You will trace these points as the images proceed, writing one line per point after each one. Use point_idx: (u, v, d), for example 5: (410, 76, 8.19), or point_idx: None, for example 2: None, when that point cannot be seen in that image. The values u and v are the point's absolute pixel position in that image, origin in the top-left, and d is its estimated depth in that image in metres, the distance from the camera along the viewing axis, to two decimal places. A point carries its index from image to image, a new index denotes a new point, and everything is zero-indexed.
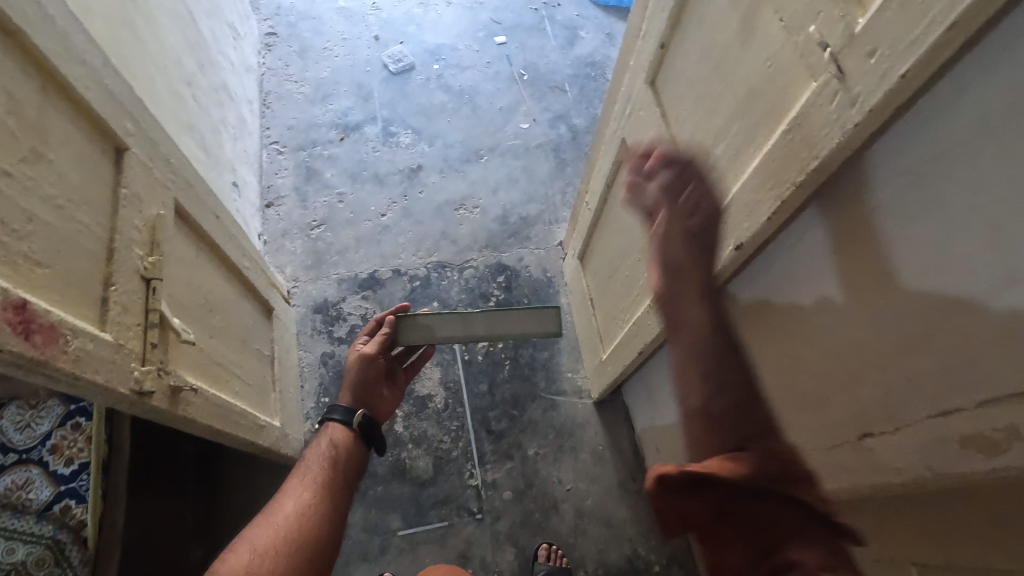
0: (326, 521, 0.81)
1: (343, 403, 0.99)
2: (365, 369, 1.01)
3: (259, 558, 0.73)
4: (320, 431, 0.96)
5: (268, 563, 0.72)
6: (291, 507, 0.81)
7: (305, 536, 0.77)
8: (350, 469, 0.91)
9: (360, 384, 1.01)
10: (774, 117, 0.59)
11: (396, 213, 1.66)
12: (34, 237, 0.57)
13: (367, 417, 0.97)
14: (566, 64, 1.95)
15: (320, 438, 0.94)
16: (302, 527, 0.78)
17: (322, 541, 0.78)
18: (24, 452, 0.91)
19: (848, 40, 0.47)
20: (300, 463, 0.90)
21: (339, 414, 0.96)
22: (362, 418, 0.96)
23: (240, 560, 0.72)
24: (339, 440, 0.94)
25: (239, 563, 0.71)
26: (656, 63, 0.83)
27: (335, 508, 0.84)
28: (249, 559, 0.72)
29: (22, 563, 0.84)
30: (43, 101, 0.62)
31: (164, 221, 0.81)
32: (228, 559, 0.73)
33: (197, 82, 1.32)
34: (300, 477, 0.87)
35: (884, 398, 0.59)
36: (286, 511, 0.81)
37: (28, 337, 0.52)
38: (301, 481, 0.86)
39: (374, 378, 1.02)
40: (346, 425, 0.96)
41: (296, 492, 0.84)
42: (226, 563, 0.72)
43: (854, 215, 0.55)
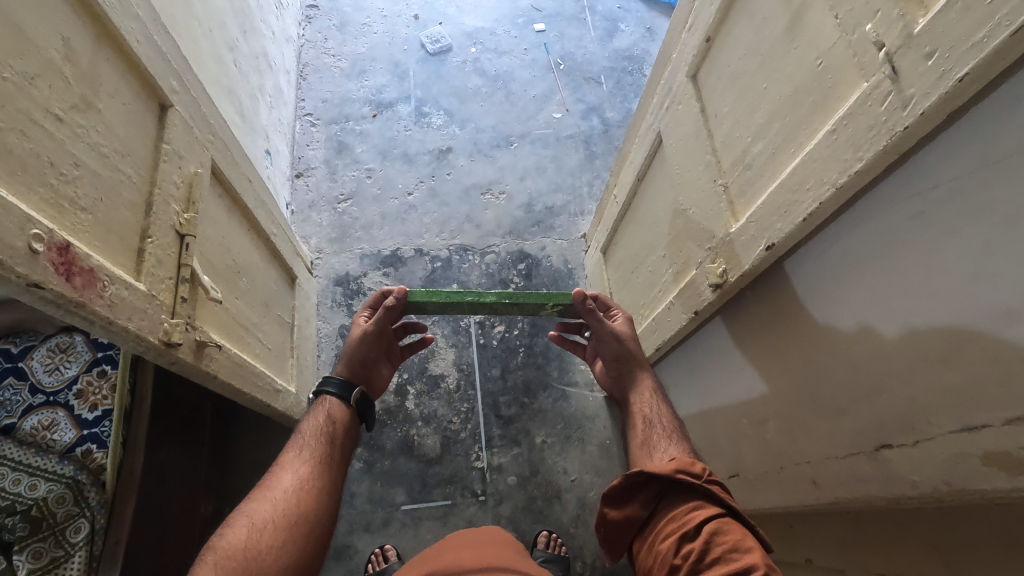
0: (324, 499, 0.80)
1: (339, 375, 1.00)
2: (366, 346, 1.01)
3: (259, 531, 0.71)
4: (313, 405, 0.96)
5: (269, 535, 0.71)
6: (289, 481, 0.80)
7: (303, 512, 0.76)
8: (345, 447, 0.91)
9: (360, 361, 1.01)
10: (820, 116, 0.58)
11: (422, 192, 1.67)
12: (80, 182, 0.59)
13: (363, 394, 0.99)
14: (604, 56, 1.93)
15: (316, 413, 0.93)
16: (301, 502, 0.77)
17: (320, 517, 0.78)
18: (51, 394, 0.94)
19: (905, 41, 0.46)
20: (296, 437, 0.89)
21: (334, 388, 0.97)
22: (358, 395, 0.98)
23: (240, 532, 0.71)
24: (337, 416, 0.93)
25: (239, 535, 0.70)
26: (700, 57, 0.82)
27: (332, 485, 0.83)
28: (250, 531, 0.71)
29: (43, 499, 0.87)
30: (97, 51, 0.63)
31: (201, 179, 0.83)
32: (226, 531, 0.71)
33: (238, 48, 1.34)
34: (297, 451, 0.86)
35: (906, 409, 0.58)
36: (283, 485, 0.79)
37: (69, 278, 0.54)
38: (299, 455, 0.85)
39: (374, 357, 1.03)
40: (342, 400, 0.96)
41: (293, 466, 0.83)
42: (224, 535, 0.71)
43: (893, 221, 0.55)
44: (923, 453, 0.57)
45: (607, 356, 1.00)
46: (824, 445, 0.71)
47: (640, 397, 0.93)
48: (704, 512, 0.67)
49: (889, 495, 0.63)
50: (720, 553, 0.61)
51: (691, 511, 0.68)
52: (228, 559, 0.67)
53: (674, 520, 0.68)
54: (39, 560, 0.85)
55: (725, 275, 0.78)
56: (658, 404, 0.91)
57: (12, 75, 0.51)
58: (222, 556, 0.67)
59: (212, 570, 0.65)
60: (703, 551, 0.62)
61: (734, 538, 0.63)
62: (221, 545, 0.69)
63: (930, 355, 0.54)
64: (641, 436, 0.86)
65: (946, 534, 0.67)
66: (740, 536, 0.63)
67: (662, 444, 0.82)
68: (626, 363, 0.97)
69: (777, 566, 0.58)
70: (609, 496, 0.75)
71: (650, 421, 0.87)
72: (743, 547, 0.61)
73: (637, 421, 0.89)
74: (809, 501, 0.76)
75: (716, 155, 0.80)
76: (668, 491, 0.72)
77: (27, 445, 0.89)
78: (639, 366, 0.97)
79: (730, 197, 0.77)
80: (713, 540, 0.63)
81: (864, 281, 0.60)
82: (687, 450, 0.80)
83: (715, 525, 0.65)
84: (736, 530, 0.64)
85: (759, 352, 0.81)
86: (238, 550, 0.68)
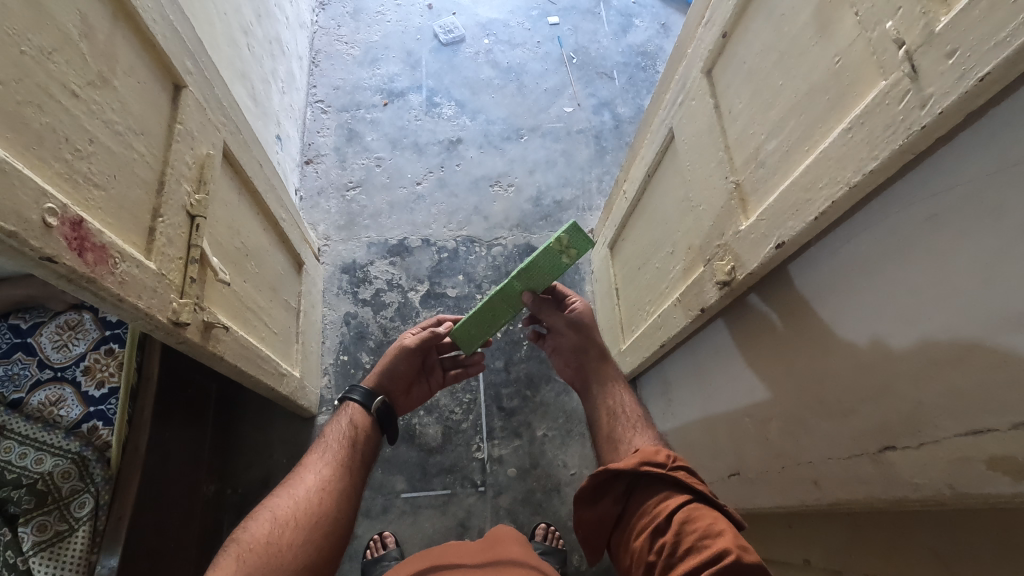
0: (344, 499, 0.80)
1: (364, 385, 1.00)
2: (399, 360, 1.03)
3: (281, 527, 0.72)
4: (338, 410, 0.97)
5: (290, 532, 0.71)
6: (312, 481, 0.80)
7: (324, 511, 0.76)
8: (367, 451, 0.91)
9: (389, 373, 1.02)
10: (836, 114, 0.58)
11: (431, 182, 1.67)
12: (94, 159, 0.59)
13: (386, 404, 0.99)
14: (618, 52, 1.92)
15: (340, 417, 0.95)
16: (324, 501, 0.77)
17: (341, 517, 0.77)
18: (59, 370, 0.94)
19: (927, 39, 0.45)
20: (320, 441, 0.90)
21: (358, 395, 0.97)
22: (380, 404, 0.97)
23: (263, 527, 0.72)
24: (361, 421, 0.94)
25: (262, 529, 0.71)
26: (716, 52, 0.81)
27: (354, 487, 0.83)
28: (272, 527, 0.72)
29: (49, 473, 0.87)
30: (114, 28, 0.63)
31: (212, 161, 0.83)
32: (250, 525, 0.72)
33: (252, 31, 1.34)
34: (321, 453, 0.86)
35: (911, 413, 0.57)
36: (306, 484, 0.80)
37: (81, 253, 0.54)
38: (322, 457, 0.85)
39: (408, 372, 1.04)
40: (365, 407, 0.96)
41: (316, 467, 0.83)
42: (248, 529, 0.72)
43: (909, 225, 0.54)
44: (927, 456, 0.56)
45: (566, 349, 1.01)
46: (827, 445, 0.71)
47: (603, 389, 0.93)
48: (673, 502, 0.67)
49: (891, 498, 0.62)
50: (692, 542, 0.61)
51: (660, 503, 0.68)
52: (250, 553, 0.68)
53: (646, 515, 0.68)
54: (44, 533, 0.87)
55: (734, 273, 0.78)
56: (620, 393, 0.92)
57: (30, 49, 0.51)
58: (244, 550, 0.68)
59: (234, 563, 0.66)
60: (675, 543, 0.62)
61: (704, 524, 0.62)
62: (244, 539, 0.70)
63: (938, 358, 0.53)
64: (607, 428, 0.86)
65: (947, 538, 0.67)
66: (710, 521, 0.63)
67: (628, 434, 0.82)
68: (587, 355, 0.98)
69: (751, 547, 0.58)
70: (580, 498, 0.76)
71: (615, 413, 0.87)
72: (714, 532, 0.61)
73: (601, 413, 0.89)
74: (810, 501, 0.76)
75: (729, 152, 0.79)
76: (637, 484, 0.72)
77: (34, 420, 0.90)
78: (601, 356, 0.98)
79: (741, 194, 0.77)
80: (684, 529, 0.63)
81: (874, 282, 0.60)
82: (652, 438, 0.80)
83: (685, 514, 0.65)
84: (707, 515, 0.64)
85: (767, 351, 0.80)
86: (260, 545, 0.69)
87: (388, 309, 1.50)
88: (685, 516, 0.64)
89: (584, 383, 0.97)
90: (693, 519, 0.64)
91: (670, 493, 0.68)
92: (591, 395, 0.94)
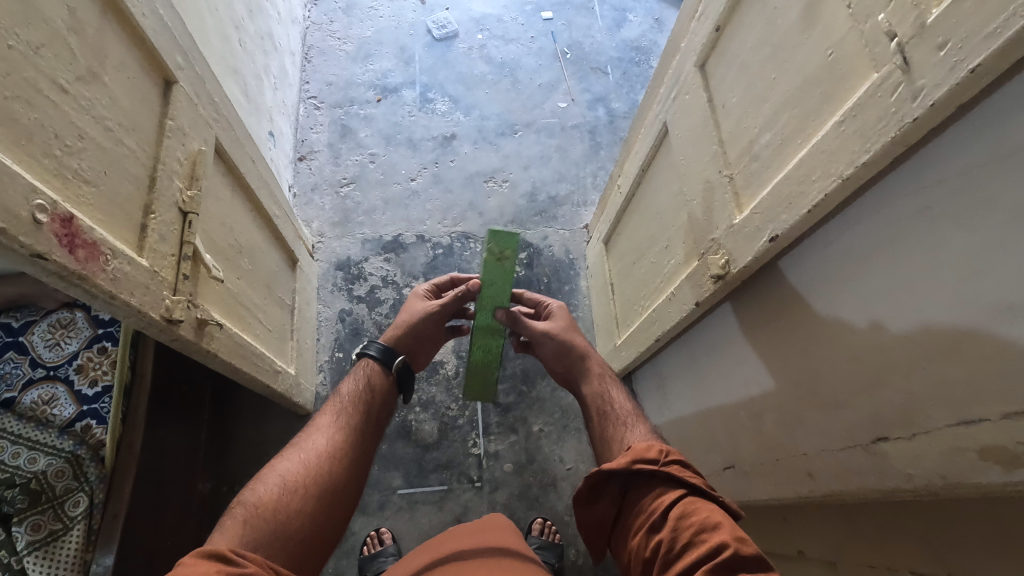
0: (352, 467, 0.80)
1: (382, 342, 1.00)
2: (425, 323, 1.03)
3: (289, 491, 0.71)
4: (355, 367, 0.96)
5: (298, 497, 0.71)
6: (323, 444, 0.79)
7: (332, 478, 0.75)
8: (379, 418, 0.90)
9: (411, 333, 1.02)
10: (829, 107, 0.58)
11: (426, 178, 1.66)
12: (85, 155, 0.59)
13: (405, 364, 1.00)
14: (612, 47, 1.92)
15: (356, 376, 0.94)
16: (333, 467, 0.77)
17: (347, 487, 0.77)
18: (52, 368, 0.94)
19: (918, 31, 0.45)
20: (333, 400, 0.89)
21: (377, 353, 0.97)
22: (400, 364, 0.98)
23: (271, 489, 0.70)
24: (376, 383, 0.93)
25: (271, 491, 0.70)
26: (709, 46, 0.81)
27: (362, 456, 0.83)
28: (281, 489, 0.70)
29: (43, 473, 0.87)
30: (103, 23, 0.63)
31: (205, 157, 0.83)
32: (258, 485, 0.71)
33: (244, 26, 1.33)
34: (334, 415, 0.85)
35: (904, 404, 0.58)
36: (317, 446, 0.79)
37: (72, 250, 0.54)
38: (335, 418, 0.84)
39: (428, 334, 1.05)
40: (382, 367, 0.96)
41: (329, 430, 0.82)
42: (256, 489, 0.70)
43: (901, 217, 0.55)
44: (919, 447, 0.57)
45: (549, 355, 1.01)
46: (821, 437, 0.71)
47: (591, 388, 0.93)
48: (668, 498, 0.67)
49: (884, 488, 0.63)
50: (689, 537, 0.61)
51: (655, 500, 0.68)
52: (258, 516, 0.67)
53: (642, 513, 0.69)
54: (38, 533, 0.86)
55: (728, 266, 0.78)
56: (608, 390, 0.91)
57: (18, 43, 0.50)
58: (252, 512, 0.67)
59: (240, 524, 0.65)
60: (672, 539, 0.62)
61: (700, 518, 0.63)
62: (252, 499, 0.69)
63: (930, 349, 0.54)
64: (599, 429, 0.85)
65: (939, 527, 0.68)
66: (706, 514, 0.63)
67: (620, 432, 0.81)
68: (570, 357, 0.98)
69: (748, 538, 0.59)
70: (578, 499, 0.76)
71: (604, 412, 0.87)
72: (710, 526, 0.61)
73: (592, 413, 0.89)
74: (804, 493, 0.76)
75: (723, 146, 0.79)
76: (632, 482, 0.72)
77: (27, 420, 0.89)
78: (584, 355, 0.98)
79: (735, 188, 0.77)
80: (680, 525, 0.63)
81: (867, 273, 0.60)
82: (645, 433, 0.80)
83: (680, 509, 0.65)
84: (703, 509, 0.64)
85: (761, 345, 0.81)
86: (268, 508, 0.68)
87: (384, 306, 1.49)
88: (680, 512, 0.64)
89: (574, 388, 0.97)
90: (688, 515, 0.64)
91: (664, 489, 0.68)
92: (582, 398, 0.94)
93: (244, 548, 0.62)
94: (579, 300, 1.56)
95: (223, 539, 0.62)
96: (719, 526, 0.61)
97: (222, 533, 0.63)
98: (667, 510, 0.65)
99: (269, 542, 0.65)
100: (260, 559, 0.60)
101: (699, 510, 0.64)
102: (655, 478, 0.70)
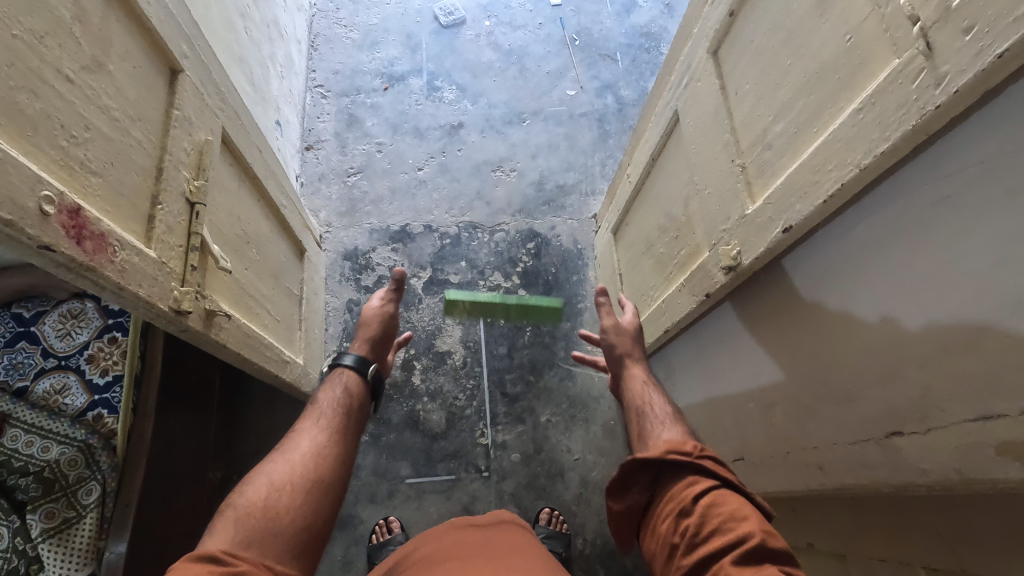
0: (339, 466, 0.80)
1: (355, 351, 1.00)
2: (381, 322, 1.05)
3: (278, 492, 0.70)
4: (330, 376, 0.95)
5: (287, 497, 0.70)
6: (307, 446, 0.79)
7: (320, 477, 0.75)
8: (359, 420, 0.90)
9: (374, 339, 1.04)
10: (847, 95, 0.57)
11: (433, 167, 1.66)
12: (91, 145, 0.58)
13: (377, 372, 1.01)
14: (621, 33, 1.89)
15: (333, 383, 0.93)
16: (319, 467, 0.77)
17: (335, 485, 0.77)
18: (63, 359, 0.94)
19: (942, 15, 0.44)
20: (313, 405, 0.88)
21: (352, 361, 0.97)
22: (373, 371, 0.99)
23: (260, 491, 0.70)
24: (354, 389, 0.93)
25: (260, 493, 0.69)
26: (722, 32, 0.79)
27: (348, 455, 0.83)
28: (269, 490, 0.70)
29: (55, 461, 0.88)
30: (108, 12, 0.62)
31: (211, 147, 0.82)
32: (246, 489, 0.70)
33: (250, 14, 1.32)
34: (314, 418, 0.85)
35: (919, 398, 0.57)
36: (301, 449, 0.78)
37: (80, 242, 0.54)
38: (317, 422, 0.84)
39: (387, 333, 1.07)
40: (359, 374, 0.96)
41: (310, 432, 0.82)
42: (244, 492, 0.70)
43: (919, 208, 0.54)
44: (934, 441, 0.56)
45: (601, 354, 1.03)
46: (833, 430, 0.70)
47: (633, 392, 0.92)
48: (699, 486, 0.67)
49: (897, 483, 0.62)
50: (715, 524, 0.61)
51: (686, 488, 0.68)
52: (248, 517, 0.66)
53: (672, 499, 0.68)
54: (52, 520, 0.87)
55: (739, 258, 0.77)
56: (652, 394, 0.90)
57: (22, 33, 0.50)
58: (242, 514, 0.66)
59: (231, 526, 0.65)
60: (699, 524, 0.62)
61: (729, 508, 0.62)
62: (241, 502, 0.68)
63: (948, 343, 0.53)
64: (637, 425, 0.86)
65: (953, 522, 0.67)
66: (735, 505, 0.62)
67: (656, 429, 0.81)
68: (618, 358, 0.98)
69: (775, 531, 0.58)
70: (610, 489, 0.77)
71: (642, 412, 0.87)
72: (738, 516, 0.61)
73: (632, 413, 0.89)
74: (815, 486, 0.76)
75: (735, 135, 0.78)
76: (665, 473, 0.72)
77: (39, 409, 0.90)
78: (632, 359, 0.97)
79: (747, 177, 0.75)
80: (709, 512, 0.63)
81: (882, 265, 0.59)
82: (681, 431, 0.79)
83: (710, 497, 0.65)
84: (732, 500, 0.63)
85: (772, 337, 0.80)
86: (258, 509, 0.67)
87: None
88: (711, 500, 0.64)
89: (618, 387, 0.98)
90: (718, 503, 0.63)
91: (696, 479, 0.68)
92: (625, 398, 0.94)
93: (237, 547, 0.62)
94: (587, 291, 1.55)
95: (214, 542, 0.61)
96: (749, 516, 0.60)
97: (214, 537, 0.63)
98: (697, 496, 0.65)
99: (263, 541, 0.64)
100: (255, 557, 0.60)
101: (730, 501, 0.63)
102: (690, 467, 0.70)
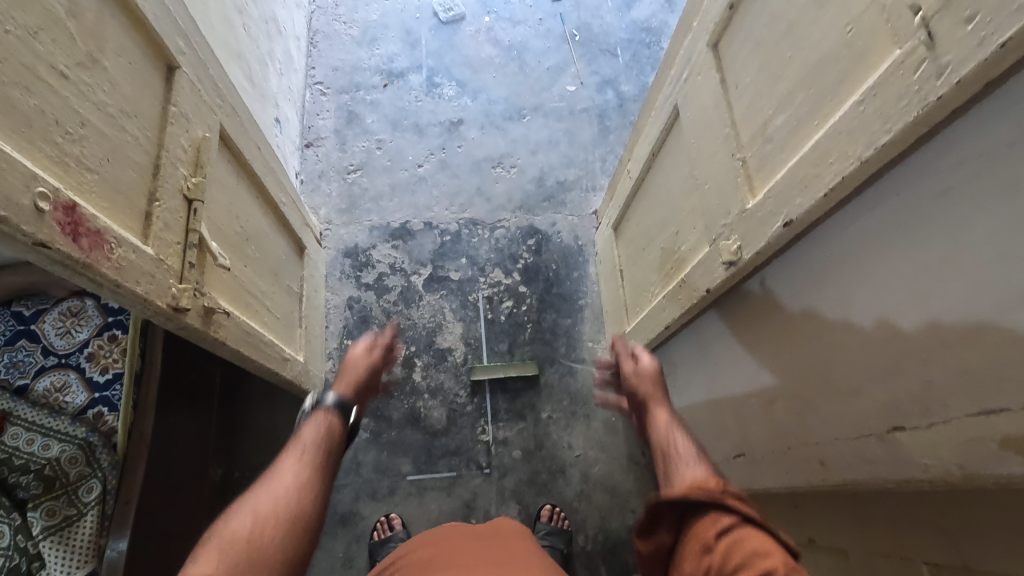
0: (324, 496, 0.78)
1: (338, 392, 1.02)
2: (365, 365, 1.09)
3: (262, 522, 0.68)
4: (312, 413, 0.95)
5: (272, 526, 0.68)
6: (292, 477, 0.77)
7: (305, 507, 0.73)
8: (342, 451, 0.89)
9: (358, 380, 1.06)
10: (848, 87, 0.56)
11: (433, 164, 1.65)
12: (86, 142, 0.58)
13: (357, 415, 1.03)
14: (621, 28, 1.88)
15: (315, 416, 0.93)
16: (305, 496, 0.75)
17: (320, 516, 0.75)
18: (63, 356, 0.94)
19: (943, 4, 0.43)
20: (295, 439, 0.87)
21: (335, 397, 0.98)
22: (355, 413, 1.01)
23: (243, 522, 0.68)
24: (337, 420, 0.93)
25: (244, 523, 0.67)
26: (722, 25, 0.78)
27: (332, 487, 0.81)
28: (254, 521, 0.68)
29: (56, 459, 0.88)
30: (102, 7, 0.62)
31: (208, 144, 0.82)
32: (228, 522, 0.68)
33: (248, 11, 1.31)
34: (297, 450, 0.83)
35: (921, 392, 0.57)
36: (285, 480, 0.76)
37: (76, 239, 0.53)
38: (301, 453, 0.83)
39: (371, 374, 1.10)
40: (342, 408, 0.97)
41: (295, 463, 0.80)
42: (226, 526, 0.67)
43: (920, 202, 0.53)
44: (936, 435, 0.55)
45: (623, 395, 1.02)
46: (834, 425, 0.70)
47: (657, 433, 0.88)
48: (723, 522, 0.62)
49: (899, 478, 0.61)
50: (741, 562, 0.56)
51: (709, 525, 0.63)
52: (232, 549, 0.64)
53: (696, 538, 0.63)
54: (53, 518, 0.88)
55: (740, 253, 0.76)
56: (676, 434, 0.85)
57: (15, 28, 0.49)
58: (225, 545, 0.64)
59: (215, 557, 0.62)
60: (723, 563, 0.57)
61: (754, 543, 0.57)
62: (224, 534, 0.66)
63: (950, 336, 0.52)
64: (663, 465, 0.80)
65: (955, 517, 0.67)
66: (762, 538, 0.57)
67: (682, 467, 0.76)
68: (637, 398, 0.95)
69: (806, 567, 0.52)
70: (637, 534, 0.73)
71: (667, 452, 0.81)
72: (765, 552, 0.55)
73: (657, 453, 0.84)
74: (817, 481, 0.75)
75: (735, 128, 0.77)
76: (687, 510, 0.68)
77: (40, 407, 0.90)
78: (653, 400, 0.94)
79: (748, 172, 0.75)
80: (733, 549, 0.58)
81: (883, 259, 0.58)
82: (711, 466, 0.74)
83: (734, 534, 0.59)
84: (757, 534, 0.58)
85: (773, 332, 0.80)
86: (242, 540, 0.65)
87: (392, 293, 1.49)
88: (737, 537, 0.59)
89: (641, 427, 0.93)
90: (746, 541, 0.58)
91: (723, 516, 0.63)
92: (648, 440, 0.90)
93: None
94: (588, 287, 1.54)
95: None
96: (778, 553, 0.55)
97: (197, 568, 0.60)
98: (723, 532, 0.60)
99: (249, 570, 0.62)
100: None
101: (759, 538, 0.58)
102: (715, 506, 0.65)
